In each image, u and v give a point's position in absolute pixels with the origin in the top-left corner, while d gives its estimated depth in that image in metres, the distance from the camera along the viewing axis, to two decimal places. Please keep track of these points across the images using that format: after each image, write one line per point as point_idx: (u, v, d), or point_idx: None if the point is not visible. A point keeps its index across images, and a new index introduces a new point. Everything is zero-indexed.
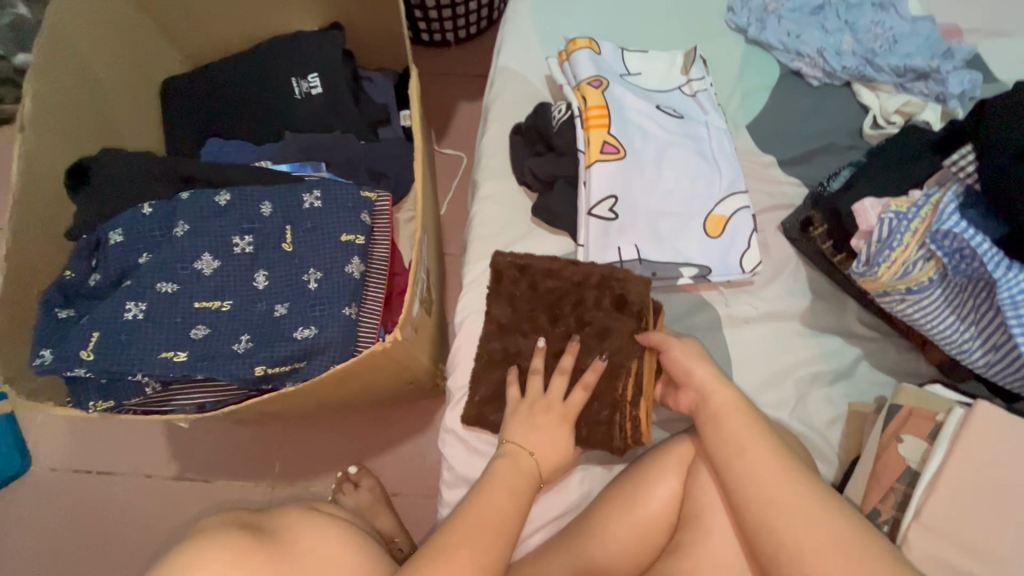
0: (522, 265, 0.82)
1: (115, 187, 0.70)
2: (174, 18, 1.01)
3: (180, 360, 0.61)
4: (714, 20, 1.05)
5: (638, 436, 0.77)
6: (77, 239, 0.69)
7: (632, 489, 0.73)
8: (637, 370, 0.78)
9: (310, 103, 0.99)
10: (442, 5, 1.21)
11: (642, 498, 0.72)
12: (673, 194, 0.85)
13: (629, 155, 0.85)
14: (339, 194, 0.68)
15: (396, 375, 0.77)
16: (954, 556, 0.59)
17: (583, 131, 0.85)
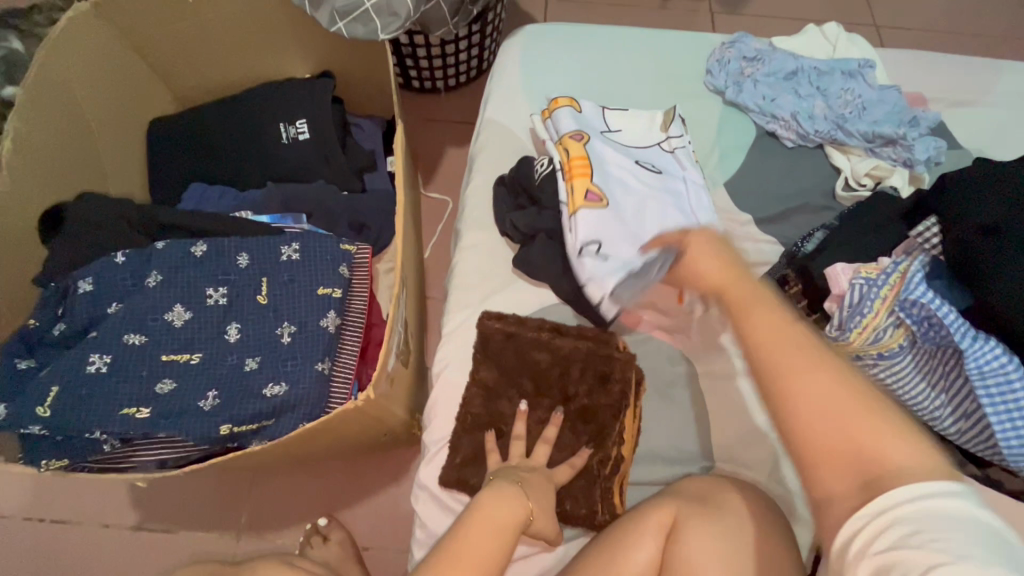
0: (510, 331, 0.82)
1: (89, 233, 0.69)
2: (167, 63, 1.03)
3: (142, 417, 0.59)
4: (694, 82, 1.10)
5: (610, 506, 0.77)
6: (46, 285, 0.68)
7: (609, 556, 0.70)
8: (617, 455, 0.79)
9: (297, 149, 1.00)
10: (433, 56, 1.25)
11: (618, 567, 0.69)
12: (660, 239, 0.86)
13: (612, 205, 0.86)
14: (317, 247, 0.67)
15: (370, 430, 0.76)
16: None
17: (566, 182, 0.87)
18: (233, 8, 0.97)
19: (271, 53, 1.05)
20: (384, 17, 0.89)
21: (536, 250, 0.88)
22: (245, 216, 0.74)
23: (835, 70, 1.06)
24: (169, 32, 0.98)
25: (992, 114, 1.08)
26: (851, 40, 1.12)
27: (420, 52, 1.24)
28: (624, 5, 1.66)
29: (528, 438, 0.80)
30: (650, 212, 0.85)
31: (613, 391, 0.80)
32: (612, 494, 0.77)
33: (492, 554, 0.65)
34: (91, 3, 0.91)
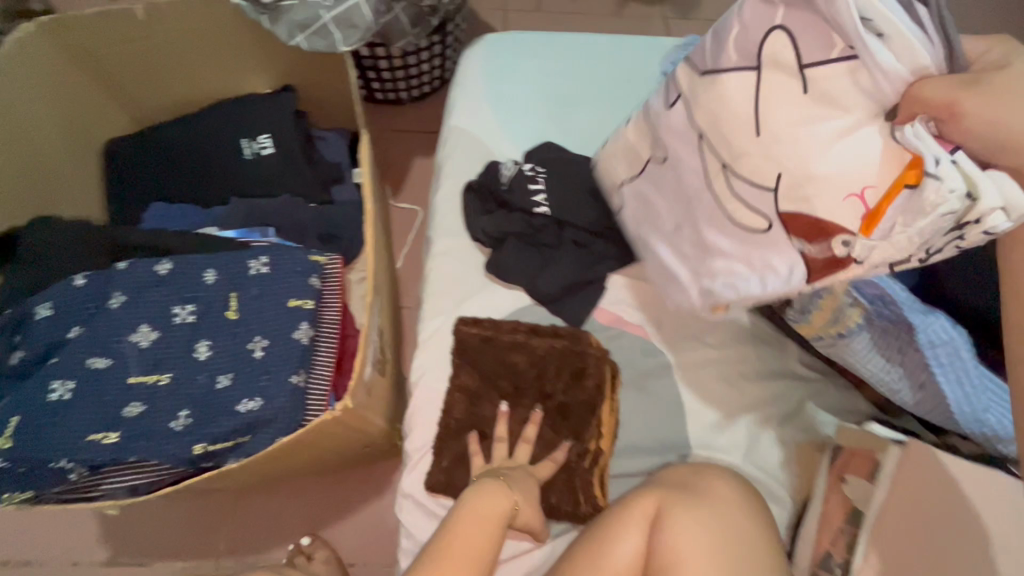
0: (486, 335, 0.82)
1: (48, 257, 0.67)
2: (122, 83, 1.01)
3: (111, 441, 0.57)
4: (651, 83, 1.13)
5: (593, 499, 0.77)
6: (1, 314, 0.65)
7: (597, 548, 0.71)
8: (596, 448, 0.79)
9: (261, 164, 0.99)
10: (396, 68, 1.26)
11: (607, 558, 0.70)
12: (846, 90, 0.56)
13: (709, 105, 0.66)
14: (288, 259, 0.67)
15: (351, 440, 0.75)
16: None
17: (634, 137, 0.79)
18: (187, 25, 0.95)
19: (229, 68, 1.04)
20: (343, 30, 0.90)
21: (505, 255, 0.89)
22: (209, 233, 0.73)
23: None
24: (121, 51, 0.96)
25: None
26: None
27: (381, 63, 1.25)
28: (582, 13, 1.71)
29: (509, 443, 0.80)
30: (776, 95, 0.59)
31: (590, 385, 0.80)
32: (592, 489, 0.78)
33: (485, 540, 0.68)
34: (37, 25, 0.89)
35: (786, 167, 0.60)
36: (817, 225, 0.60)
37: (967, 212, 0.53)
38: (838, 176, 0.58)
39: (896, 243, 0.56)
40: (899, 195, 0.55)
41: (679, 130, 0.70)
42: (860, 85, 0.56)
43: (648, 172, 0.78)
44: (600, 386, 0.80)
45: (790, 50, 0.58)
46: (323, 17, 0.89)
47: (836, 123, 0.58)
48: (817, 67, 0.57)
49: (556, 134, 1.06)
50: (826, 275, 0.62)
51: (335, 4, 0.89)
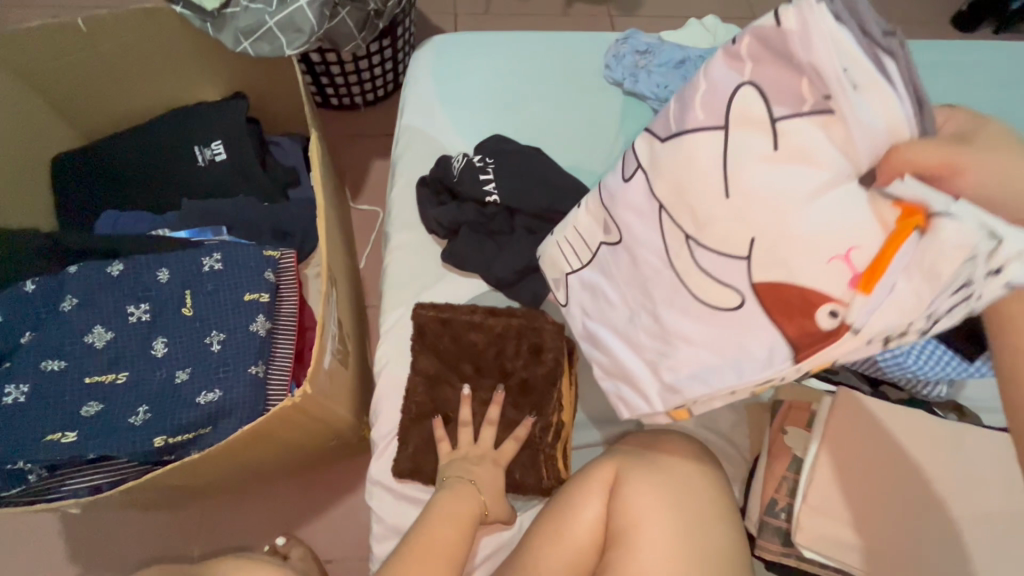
0: (444, 317, 0.84)
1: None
2: (67, 96, 1.01)
3: (68, 440, 0.58)
4: (595, 77, 1.18)
5: (557, 471, 0.80)
6: None
7: (561, 516, 0.73)
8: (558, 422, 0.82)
9: (215, 170, 1.00)
10: (348, 73, 1.28)
11: (570, 524, 0.72)
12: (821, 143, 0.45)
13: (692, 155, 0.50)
14: (241, 255, 0.68)
15: (316, 430, 0.76)
16: (837, 530, 0.67)
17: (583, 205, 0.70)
18: (132, 37, 0.96)
19: (178, 77, 1.05)
20: (289, 35, 0.92)
21: (461, 245, 0.92)
22: (161, 234, 0.74)
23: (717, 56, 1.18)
24: (65, 64, 0.96)
25: None
26: (728, 30, 1.25)
27: (333, 69, 1.27)
28: (531, 14, 1.76)
29: (473, 425, 0.82)
30: (743, 157, 0.47)
31: (547, 360, 0.82)
32: (556, 462, 0.80)
33: (459, 537, 0.69)
34: None
35: (759, 231, 0.47)
36: (796, 296, 0.46)
37: (971, 263, 0.41)
38: (816, 245, 0.45)
39: (894, 306, 0.43)
40: (896, 246, 0.43)
41: (635, 202, 0.58)
42: (835, 145, 0.45)
43: (601, 260, 0.65)
44: (557, 360, 0.82)
45: (758, 104, 0.47)
46: (267, 22, 0.91)
47: (811, 179, 0.45)
48: (788, 115, 0.46)
49: (506, 128, 1.10)
50: (813, 353, 0.46)
51: (279, 9, 0.91)
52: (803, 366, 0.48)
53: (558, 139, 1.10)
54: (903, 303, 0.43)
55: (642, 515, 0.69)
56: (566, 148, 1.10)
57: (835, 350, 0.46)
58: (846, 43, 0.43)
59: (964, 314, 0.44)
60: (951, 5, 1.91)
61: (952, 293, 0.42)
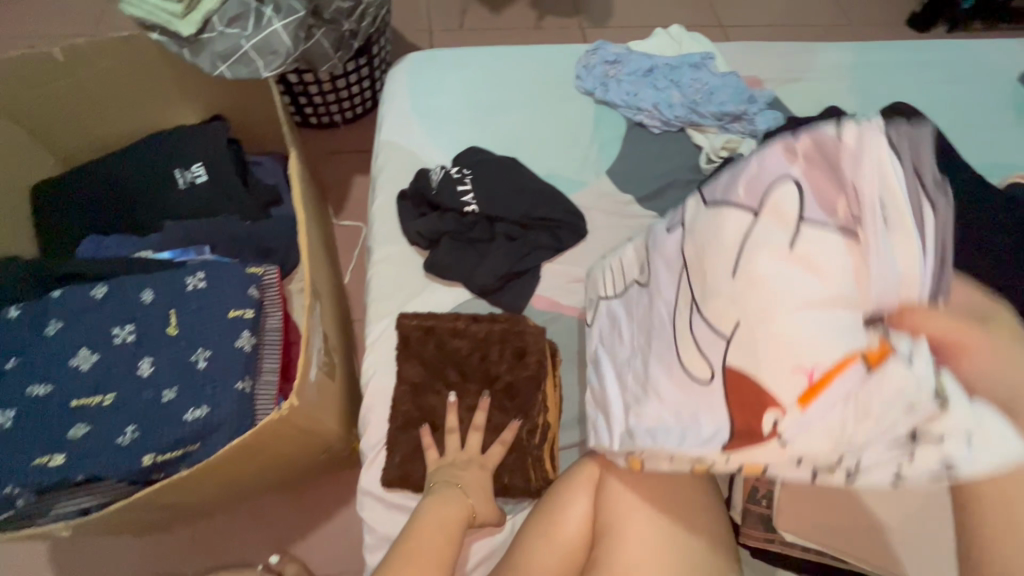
0: (427, 325, 0.87)
1: None
2: (46, 125, 1.02)
3: (57, 463, 0.58)
4: (567, 87, 1.22)
5: (543, 472, 0.82)
6: None
7: (550, 513, 0.75)
8: (544, 422, 0.84)
9: (196, 192, 1.01)
10: (326, 92, 1.31)
11: (559, 521, 0.74)
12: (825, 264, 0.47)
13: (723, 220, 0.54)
14: (224, 273, 0.70)
15: (306, 444, 0.77)
16: None
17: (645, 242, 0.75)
18: (110, 64, 0.98)
19: (157, 101, 1.06)
20: (265, 57, 0.94)
21: (442, 256, 0.94)
22: (145, 256, 0.75)
23: (683, 64, 1.23)
24: (43, 93, 0.97)
25: (815, 86, 1.29)
26: (693, 38, 1.29)
27: (311, 89, 1.29)
28: (505, 28, 1.80)
29: (460, 430, 0.83)
30: (756, 250, 0.50)
31: (531, 363, 0.85)
32: (544, 463, 0.82)
33: (448, 539, 0.69)
34: None
35: (746, 316, 0.50)
36: (752, 394, 0.49)
37: (911, 427, 0.44)
38: (788, 349, 0.47)
39: (827, 427, 0.46)
40: (849, 369, 0.45)
41: (670, 253, 0.63)
42: (847, 270, 0.46)
43: (629, 299, 0.71)
44: (540, 363, 0.85)
45: (793, 203, 0.49)
46: (243, 46, 0.93)
47: (809, 289, 0.47)
48: (808, 226, 0.48)
49: (483, 140, 1.13)
50: (745, 448, 0.50)
51: (254, 33, 0.93)
52: (734, 458, 0.51)
53: (533, 148, 1.13)
54: (838, 429, 0.46)
55: (630, 507, 0.70)
56: (542, 157, 1.13)
57: (764, 453, 0.49)
58: (895, 182, 0.46)
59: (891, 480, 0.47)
60: (906, 7, 2.00)
61: (889, 448, 0.46)
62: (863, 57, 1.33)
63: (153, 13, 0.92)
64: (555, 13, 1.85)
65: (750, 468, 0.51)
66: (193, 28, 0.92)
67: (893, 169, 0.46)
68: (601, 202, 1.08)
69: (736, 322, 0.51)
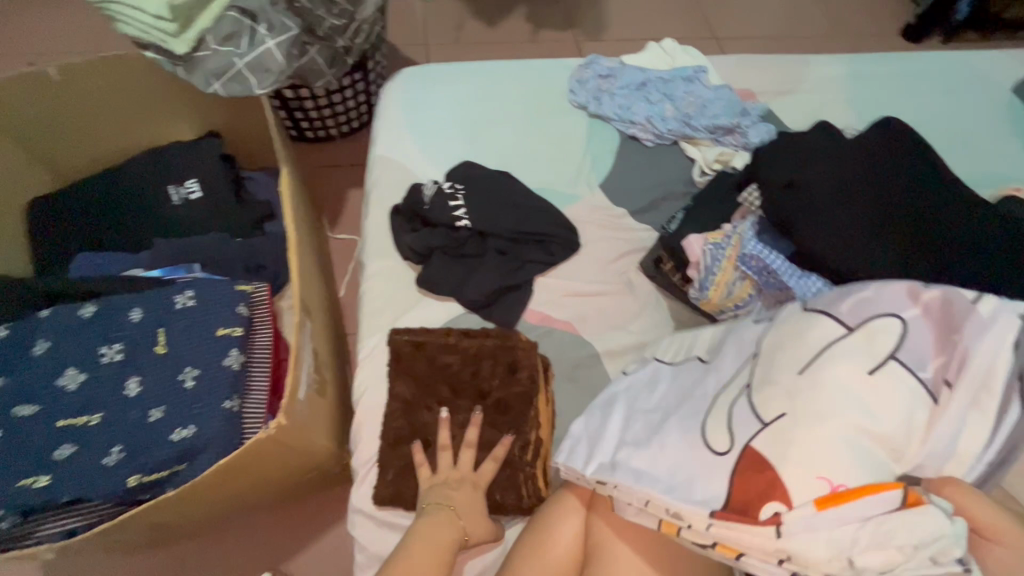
0: (418, 341, 0.87)
1: None
2: (41, 143, 1.02)
3: (42, 484, 0.58)
4: (560, 101, 1.23)
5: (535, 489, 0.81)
6: None
7: (542, 531, 0.74)
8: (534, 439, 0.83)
9: (190, 208, 1.02)
10: (321, 107, 1.32)
11: (551, 539, 0.73)
12: (886, 407, 0.54)
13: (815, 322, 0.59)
14: (213, 292, 0.70)
15: (297, 460, 0.77)
16: None
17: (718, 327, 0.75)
18: (105, 81, 0.99)
19: (152, 118, 1.07)
20: (258, 75, 0.95)
21: (434, 270, 0.95)
22: (135, 274, 0.75)
23: (676, 77, 1.24)
24: (39, 111, 0.98)
25: (807, 98, 1.29)
26: (686, 52, 1.30)
27: (306, 104, 1.30)
28: (500, 42, 1.82)
29: (452, 447, 0.83)
30: (833, 360, 0.56)
31: (521, 376, 0.84)
32: (536, 480, 0.81)
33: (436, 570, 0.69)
34: None
35: (797, 411, 0.55)
36: (767, 479, 0.53)
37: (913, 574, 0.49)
38: (827, 456, 0.52)
39: (830, 540, 0.49)
40: (874, 499, 0.50)
41: (744, 341, 0.65)
42: (914, 421, 0.54)
43: (682, 370, 0.68)
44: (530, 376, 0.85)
45: (890, 341, 0.56)
46: (237, 64, 0.94)
47: (873, 419, 0.53)
48: (895, 364, 0.55)
49: (476, 154, 1.13)
50: (739, 524, 0.52)
51: (247, 51, 0.94)
52: (716, 527, 0.53)
53: (527, 162, 1.14)
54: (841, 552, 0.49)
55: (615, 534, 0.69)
56: (535, 171, 1.13)
57: (747, 533, 0.51)
58: (1003, 367, 0.54)
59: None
60: (899, 18, 2.01)
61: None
62: (855, 69, 1.34)
63: (146, 32, 0.92)
64: (550, 26, 1.87)
65: (725, 546, 0.54)
66: (187, 47, 0.93)
67: (999, 347, 0.55)
68: (594, 215, 1.09)
69: (781, 413, 0.55)
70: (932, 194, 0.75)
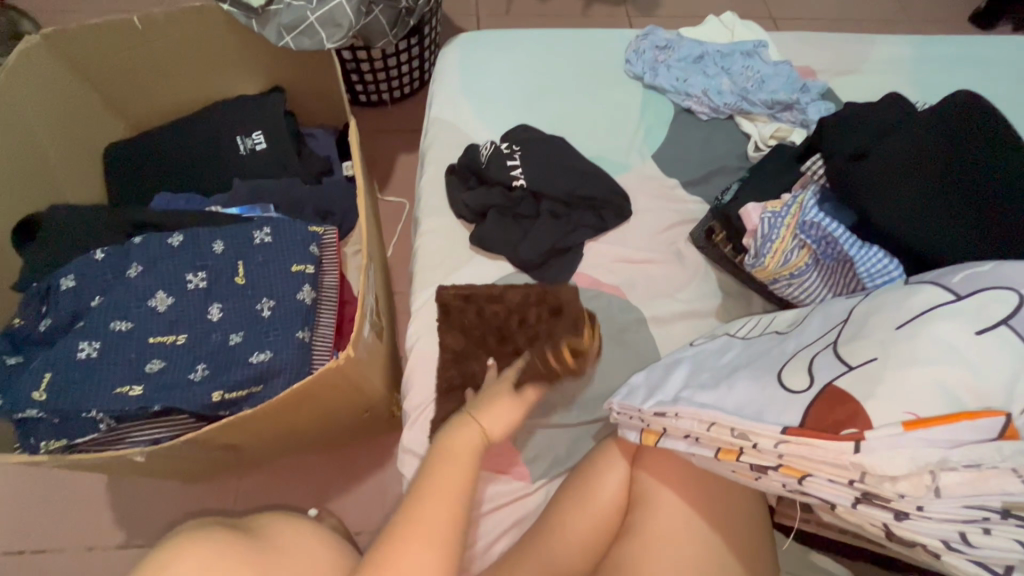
0: (465, 294, 0.91)
1: (64, 238, 0.73)
2: (120, 89, 1.07)
3: (136, 393, 0.63)
4: (616, 71, 1.23)
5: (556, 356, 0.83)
6: (26, 289, 0.71)
7: (587, 480, 0.76)
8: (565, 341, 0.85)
9: (256, 159, 1.06)
10: (377, 70, 1.34)
11: (595, 487, 0.74)
12: (987, 369, 0.53)
13: (915, 292, 0.60)
14: (288, 230, 0.73)
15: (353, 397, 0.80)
16: None
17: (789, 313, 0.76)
18: (182, 33, 1.03)
19: (222, 72, 1.11)
20: (328, 29, 0.98)
21: (488, 228, 0.97)
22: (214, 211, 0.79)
23: (735, 51, 1.22)
24: (120, 60, 1.03)
25: (870, 78, 1.26)
26: (745, 26, 1.28)
27: (364, 67, 1.33)
28: (550, 15, 1.81)
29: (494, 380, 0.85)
30: (932, 318, 0.56)
31: (567, 322, 0.87)
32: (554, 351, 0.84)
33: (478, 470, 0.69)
34: (40, 37, 0.94)
35: (888, 358, 0.55)
36: (847, 412, 0.54)
37: (1004, 501, 0.48)
38: (907, 395, 0.53)
39: (913, 456, 0.48)
40: (965, 425, 0.50)
41: (832, 317, 0.66)
42: (1018, 391, 0.52)
43: (756, 340, 0.72)
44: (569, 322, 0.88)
45: (1001, 310, 0.55)
46: (308, 17, 0.96)
47: (975, 380, 0.52)
48: (1008, 330, 0.53)
49: (531, 120, 1.14)
50: (813, 437, 0.53)
51: (319, 6, 0.97)
52: (789, 444, 0.55)
53: (581, 129, 1.14)
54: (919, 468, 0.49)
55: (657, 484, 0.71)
56: (587, 138, 1.14)
57: (815, 448, 0.53)
58: None
59: (937, 546, 0.50)
60: (968, 3, 1.92)
61: (964, 512, 0.49)
62: (923, 51, 1.29)
63: None
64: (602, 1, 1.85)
65: (790, 467, 0.56)
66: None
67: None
68: (645, 185, 1.09)
69: (871, 359, 0.57)
70: None
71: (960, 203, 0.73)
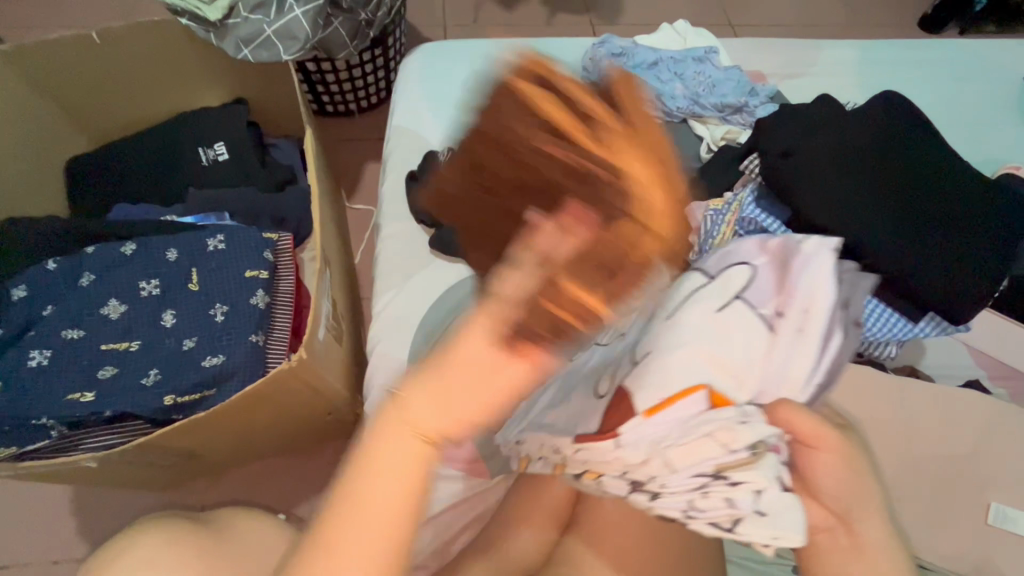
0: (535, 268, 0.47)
1: (16, 251, 0.74)
2: (80, 104, 1.08)
3: (87, 399, 0.63)
4: (573, 78, 1.27)
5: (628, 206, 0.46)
6: None
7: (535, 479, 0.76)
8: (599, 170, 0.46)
9: (218, 169, 1.08)
10: (342, 80, 1.37)
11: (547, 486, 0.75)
12: (724, 337, 0.57)
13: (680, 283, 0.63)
14: (243, 236, 0.75)
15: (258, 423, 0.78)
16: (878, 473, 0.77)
17: None
18: (142, 48, 1.05)
19: (183, 84, 1.13)
20: (285, 41, 1.00)
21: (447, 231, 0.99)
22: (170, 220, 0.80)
23: (687, 57, 1.27)
24: (78, 74, 1.04)
25: (816, 82, 1.31)
26: (698, 33, 1.33)
27: (328, 77, 1.35)
28: (516, 25, 1.85)
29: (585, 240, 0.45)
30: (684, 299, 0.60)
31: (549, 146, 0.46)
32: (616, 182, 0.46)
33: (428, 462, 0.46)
34: None
35: (649, 348, 0.59)
36: (617, 410, 0.55)
37: (715, 466, 0.50)
38: (664, 380, 0.55)
39: (648, 441, 0.52)
40: (682, 403, 0.52)
41: None
42: (751, 357, 0.57)
43: None
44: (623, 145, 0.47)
45: (738, 281, 0.61)
46: (266, 31, 0.99)
47: (717, 349, 0.57)
48: (740, 303, 0.59)
49: None
50: (593, 441, 0.54)
51: (277, 19, 0.99)
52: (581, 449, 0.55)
53: None
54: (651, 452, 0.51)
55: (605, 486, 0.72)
56: None
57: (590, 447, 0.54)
58: (824, 304, 0.58)
59: (679, 515, 0.53)
60: (917, 9, 2.01)
61: (692, 482, 0.51)
62: (866, 55, 1.35)
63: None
64: (566, 10, 1.90)
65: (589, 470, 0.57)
66: (219, 13, 0.98)
67: (820, 278, 0.60)
68: None
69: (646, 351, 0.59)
70: (951, 173, 0.78)
71: (883, 198, 0.77)
